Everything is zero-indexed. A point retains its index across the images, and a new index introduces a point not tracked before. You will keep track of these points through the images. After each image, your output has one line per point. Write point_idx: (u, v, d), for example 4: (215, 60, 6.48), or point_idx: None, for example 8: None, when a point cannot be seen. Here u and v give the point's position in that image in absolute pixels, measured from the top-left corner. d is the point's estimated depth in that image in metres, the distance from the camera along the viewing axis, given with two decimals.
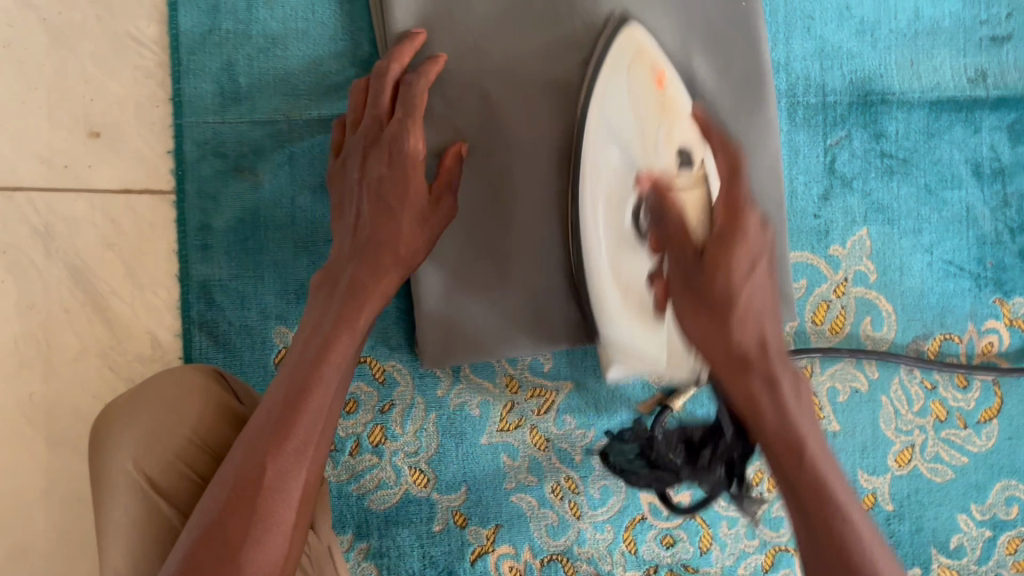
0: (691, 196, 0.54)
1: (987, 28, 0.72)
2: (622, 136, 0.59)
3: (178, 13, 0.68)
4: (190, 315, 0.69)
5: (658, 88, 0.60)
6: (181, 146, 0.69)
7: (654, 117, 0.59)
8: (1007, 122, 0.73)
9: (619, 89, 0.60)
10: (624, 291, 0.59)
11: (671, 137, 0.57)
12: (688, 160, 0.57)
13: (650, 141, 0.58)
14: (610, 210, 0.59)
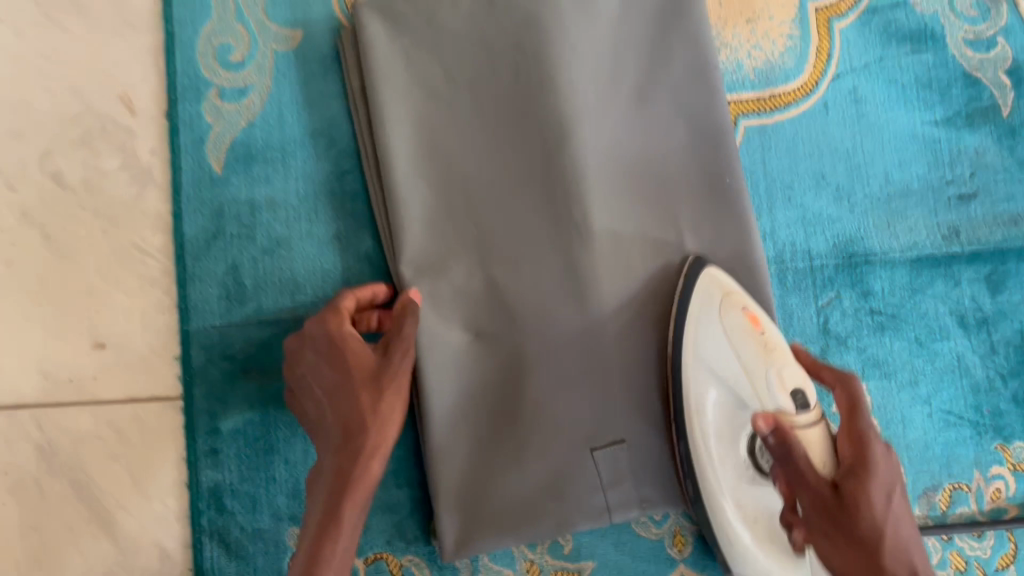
0: (812, 437, 0.58)
1: (953, 187, 0.77)
2: (722, 375, 0.63)
3: (182, 220, 0.70)
4: (200, 523, 0.67)
5: (759, 331, 0.61)
6: (188, 352, 0.68)
7: (759, 364, 0.60)
8: (984, 273, 0.76)
9: (715, 334, 0.63)
10: (751, 526, 0.64)
11: (784, 384, 0.59)
12: (806, 402, 0.59)
13: (761, 395, 0.60)
14: (721, 441, 0.63)
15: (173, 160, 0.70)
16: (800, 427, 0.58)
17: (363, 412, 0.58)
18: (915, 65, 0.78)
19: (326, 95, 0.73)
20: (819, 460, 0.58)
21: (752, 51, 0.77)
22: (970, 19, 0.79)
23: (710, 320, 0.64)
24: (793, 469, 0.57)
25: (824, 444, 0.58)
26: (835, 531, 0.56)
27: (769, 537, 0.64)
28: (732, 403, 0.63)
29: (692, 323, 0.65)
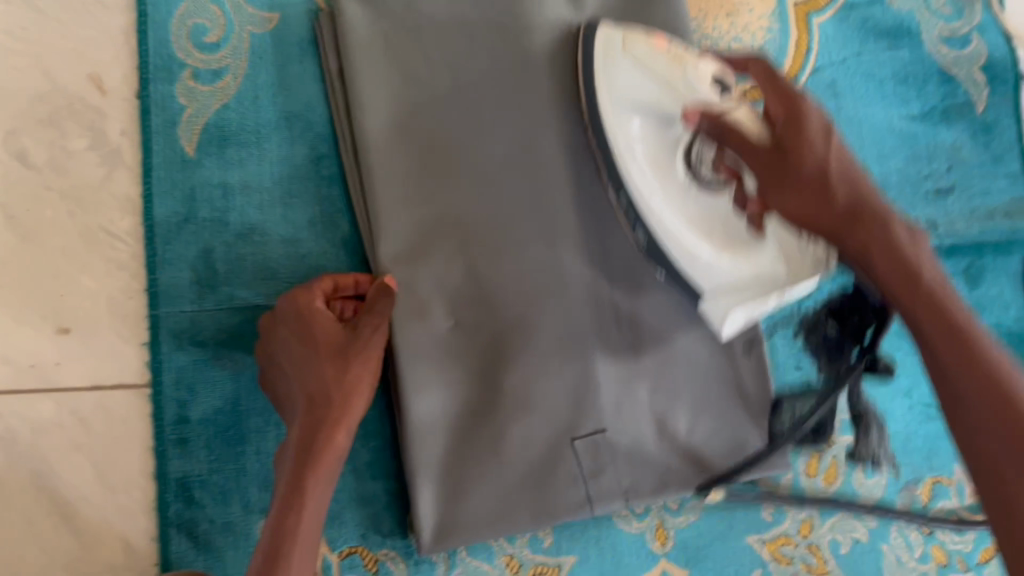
0: (741, 114, 0.59)
1: (930, 182, 0.77)
2: (645, 104, 0.63)
3: (153, 203, 0.68)
4: (167, 516, 0.64)
5: (664, 44, 0.63)
6: (156, 337, 0.66)
7: (676, 72, 0.61)
8: (961, 267, 0.76)
9: (627, 68, 0.63)
10: (708, 238, 0.62)
11: (706, 84, 0.61)
12: (726, 91, 0.61)
13: (681, 92, 0.61)
14: (659, 173, 0.63)
15: (144, 142, 0.68)
16: (728, 113, 0.59)
17: (329, 386, 0.58)
18: (892, 61, 0.79)
19: (304, 79, 0.71)
20: (742, 124, 0.58)
21: (732, 43, 0.77)
22: (944, 17, 0.80)
23: (620, 61, 0.64)
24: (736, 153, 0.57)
25: (758, 123, 0.58)
26: (775, 183, 0.54)
27: (732, 239, 0.62)
28: (653, 129, 0.64)
29: (601, 48, 0.65)
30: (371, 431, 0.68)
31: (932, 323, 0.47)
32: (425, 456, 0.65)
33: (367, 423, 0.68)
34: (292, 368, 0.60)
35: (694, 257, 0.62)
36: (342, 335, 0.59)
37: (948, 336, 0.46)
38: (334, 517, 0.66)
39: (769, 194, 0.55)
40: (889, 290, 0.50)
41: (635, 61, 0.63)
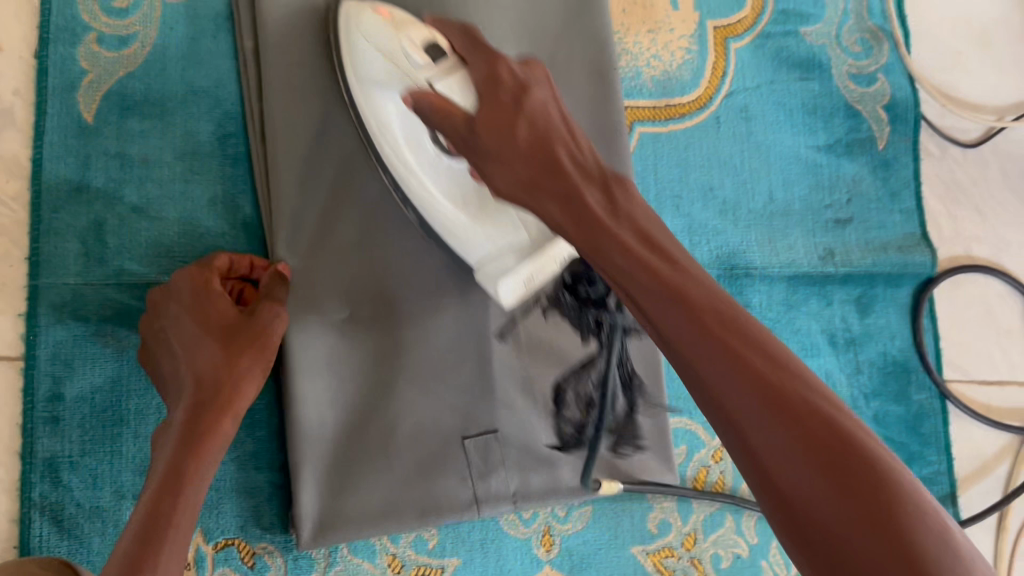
0: (449, 80, 0.54)
1: (830, 211, 0.80)
2: (377, 79, 0.61)
3: (43, 167, 0.64)
4: (30, 497, 0.61)
5: (381, 16, 0.60)
6: (35, 309, 0.63)
7: (392, 39, 0.58)
8: (854, 295, 0.79)
9: (364, 48, 0.61)
10: (458, 208, 0.61)
11: (414, 45, 0.57)
12: (440, 56, 0.56)
13: (400, 61, 0.58)
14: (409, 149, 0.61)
15: (38, 103, 0.65)
16: (424, 76, 0.55)
17: (220, 365, 0.54)
18: (803, 91, 0.81)
19: (216, 54, 0.69)
20: (446, 89, 0.53)
21: (651, 61, 0.78)
22: (854, 54, 0.83)
23: (354, 34, 0.62)
24: (433, 118, 0.53)
25: (454, 68, 0.54)
26: (504, 151, 0.47)
27: (477, 210, 0.60)
28: (406, 119, 0.60)
29: (343, 27, 0.63)
30: (258, 420, 0.66)
31: (714, 361, 0.34)
32: (315, 450, 0.64)
33: (254, 411, 0.66)
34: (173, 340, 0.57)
35: (455, 231, 0.61)
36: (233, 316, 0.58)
37: (685, 325, 0.36)
38: (211, 508, 0.64)
39: (488, 167, 0.48)
40: (587, 223, 0.42)
41: (366, 42, 0.61)
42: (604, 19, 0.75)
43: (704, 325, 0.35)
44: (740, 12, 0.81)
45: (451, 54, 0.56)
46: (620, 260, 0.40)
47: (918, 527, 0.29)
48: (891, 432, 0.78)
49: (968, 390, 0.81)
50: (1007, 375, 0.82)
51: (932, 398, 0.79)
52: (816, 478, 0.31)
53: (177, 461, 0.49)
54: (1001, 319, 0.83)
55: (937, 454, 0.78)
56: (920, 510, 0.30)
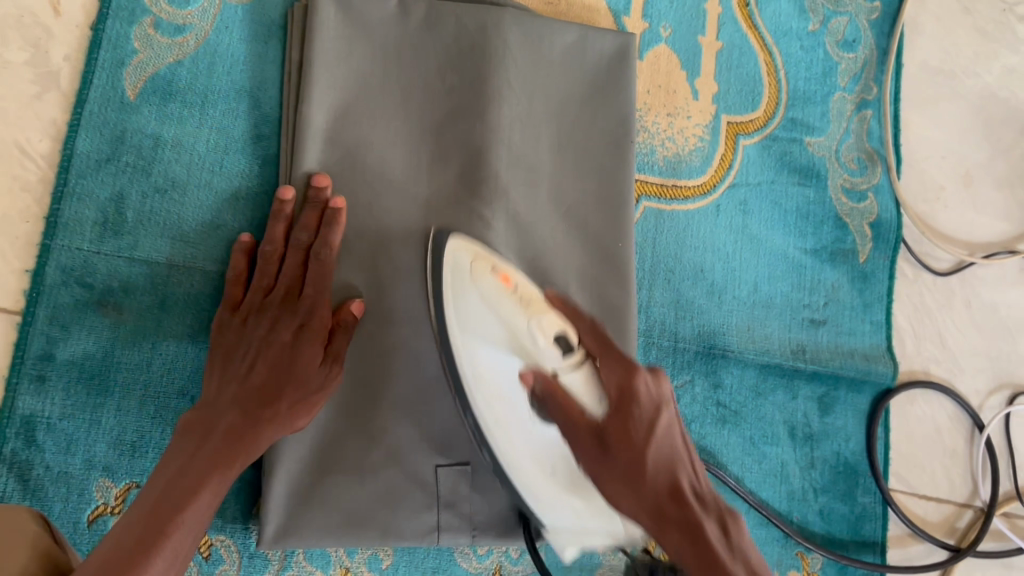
0: (575, 380, 0.54)
1: (808, 310, 0.84)
2: (493, 335, 0.60)
3: (78, 133, 0.66)
4: (1, 451, 0.60)
5: (502, 282, 0.60)
6: (43, 267, 0.63)
7: (522, 320, 0.57)
8: (818, 393, 0.83)
9: (476, 304, 0.61)
10: (553, 476, 0.57)
11: (544, 330, 0.56)
12: (570, 347, 0.55)
13: (529, 348, 0.57)
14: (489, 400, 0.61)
15: (85, 73, 0.67)
16: (553, 368, 0.55)
17: (270, 342, 0.63)
18: (799, 196, 0.86)
19: (265, 59, 0.72)
20: (568, 388, 0.54)
21: (665, 142, 0.83)
22: (850, 170, 0.89)
23: (467, 293, 0.62)
24: (548, 402, 0.54)
25: (592, 386, 0.54)
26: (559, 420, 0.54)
27: (554, 473, 0.57)
28: (499, 361, 0.60)
29: (449, 267, 0.65)
30: None
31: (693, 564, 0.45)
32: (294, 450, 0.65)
33: None
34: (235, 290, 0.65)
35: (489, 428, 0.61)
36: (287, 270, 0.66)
37: (669, 526, 0.47)
38: None
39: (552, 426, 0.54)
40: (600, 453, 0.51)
41: (480, 298, 0.61)
42: (630, 96, 0.79)
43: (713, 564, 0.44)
44: (754, 112, 0.86)
45: (584, 366, 0.55)
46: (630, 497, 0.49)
47: None
48: (833, 527, 0.81)
49: (911, 502, 0.85)
50: (947, 494, 0.86)
51: (875, 502, 0.83)
52: None
53: (236, 428, 0.58)
54: (947, 440, 0.88)
55: (872, 554, 0.82)
56: None
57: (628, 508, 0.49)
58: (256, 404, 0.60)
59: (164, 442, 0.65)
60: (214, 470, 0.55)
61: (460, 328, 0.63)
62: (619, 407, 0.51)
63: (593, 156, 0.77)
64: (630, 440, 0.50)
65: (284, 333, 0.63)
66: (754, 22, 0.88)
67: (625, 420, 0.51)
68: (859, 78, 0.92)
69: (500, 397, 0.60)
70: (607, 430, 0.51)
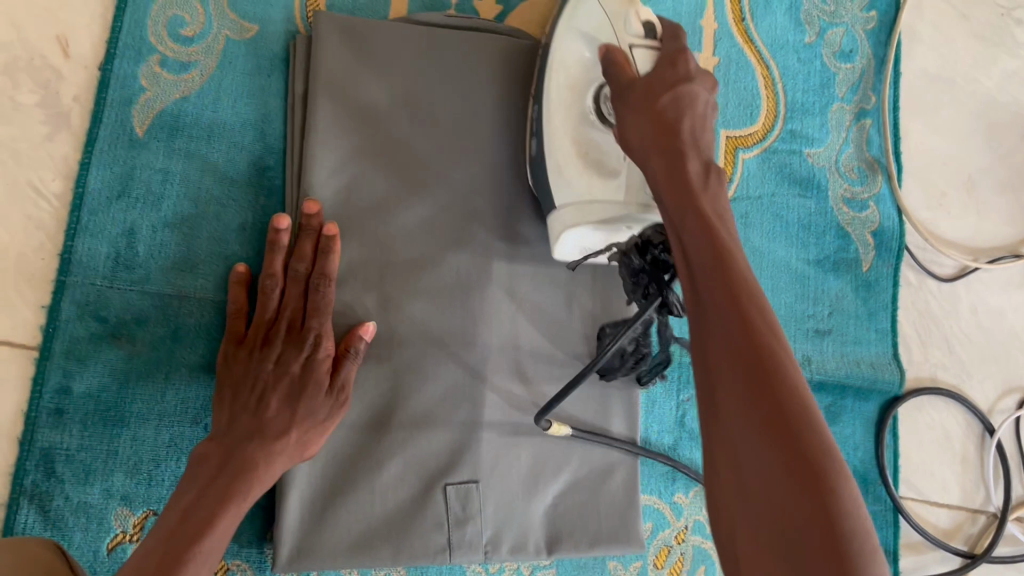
0: (640, 54, 0.57)
1: (812, 321, 0.85)
2: (591, 34, 0.64)
3: (89, 171, 0.68)
4: (22, 484, 0.62)
5: None
6: (58, 304, 0.65)
7: (623, 5, 0.60)
8: (825, 402, 0.84)
9: (593, 2, 0.64)
10: (581, 157, 0.64)
11: (640, 15, 0.59)
12: (654, 31, 0.58)
13: (618, 27, 0.60)
14: (572, 94, 0.65)
15: (94, 112, 0.69)
16: (629, 41, 0.58)
17: (275, 368, 0.63)
18: (800, 207, 0.87)
19: (268, 92, 0.74)
20: (634, 63, 0.57)
21: None
22: (850, 180, 0.89)
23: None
24: (608, 71, 0.59)
25: (651, 54, 0.57)
26: (622, 99, 0.56)
27: (593, 167, 0.63)
28: (591, 57, 0.64)
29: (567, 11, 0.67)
30: None
31: (727, 329, 0.40)
32: (307, 475, 0.67)
33: None
34: (236, 314, 0.66)
35: (560, 168, 0.64)
36: (291, 293, 0.66)
37: (716, 288, 0.42)
38: None
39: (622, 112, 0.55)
40: (679, 186, 0.49)
41: (597, 1, 0.63)
42: None
43: (753, 345, 0.39)
44: (752, 126, 0.87)
45: (651, 40, 0.58)
46: (702, 234, 0.45)
47: (827, 479, 0.34)
48: None
49: (923, 509, 0.85)
50: (958, 500, 0.86)
51: (886, 509, 0.83)
52: (754, 404, 0.37)
53: (246, 462, 0.59)
54: (957, 446, 0.88)
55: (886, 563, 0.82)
56: (853, 506, 0.34)
57: (688, 271, 0.45)
58: (265, 437, 0.60)
59: (180, 469, 0.66)
60: (227, 504, 0.56)
61: (563, 37, 0.67)
62: (675, 62, 0.55)
63: None
64: (653, 78, 0.55)
65: (289, 366, 0.64)
66: (750, 36, 0.89)
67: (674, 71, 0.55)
68: (857, 87, 0.92)
69: (584, 91, 0.64)
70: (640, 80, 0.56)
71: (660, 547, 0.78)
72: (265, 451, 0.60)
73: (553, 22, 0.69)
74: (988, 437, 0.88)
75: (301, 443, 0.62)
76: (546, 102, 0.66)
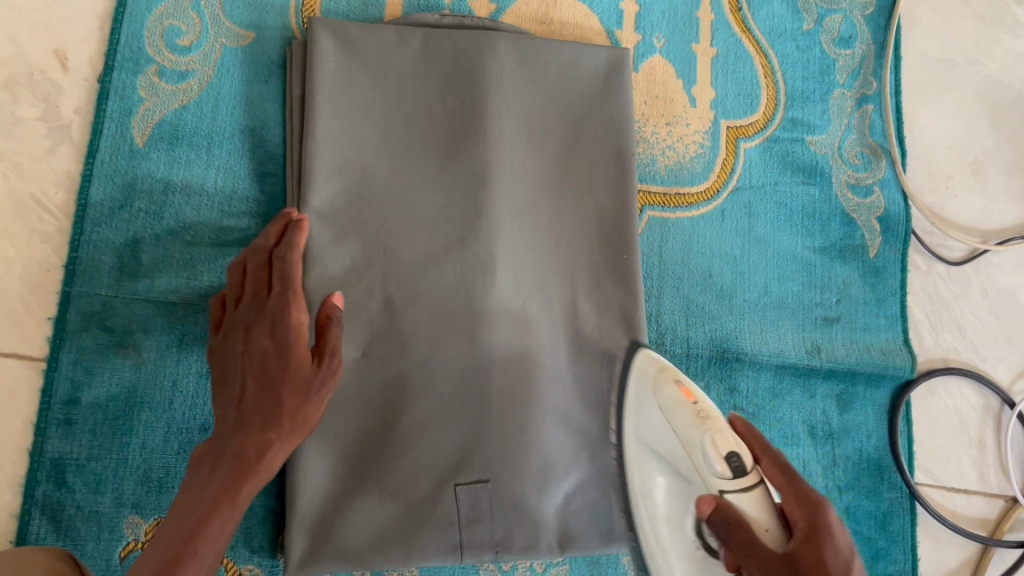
0: (746, 499, 0.55)
1: (821, 309, 0.84)
2: (670, 453, 0.61)
3: (91, 183, 0.68)
4: (33, 495, 0.63)
5: (689, 401, 0.61)
6: (64, 315, 0.66)
7: (694, 432, 0.59)
8: (836, 391, 0.83)
9: (656, 415, 0.63)
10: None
11: (717, 449, 0.57)
12: (740, 466, 0.56)
13: (699, 464, 0.58)
14: (667, 493, 0.62)
15: (95, 124, 0.70)
16: (718, 484, 0.56)
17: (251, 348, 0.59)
18: (804, 195, 0.87)
19: (266, 97, 0.74)
20: (744, 507, 0.54)
21: (666, 150, 0.84)
22: (854, 166, 0.89)
23: (648, 401, 0.65)
24: (719, 522, 0.54)
25: (767, 513, 0.54)
26: (745, 554, 0.51)
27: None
28: (672, 478, 0.62)
29: (636, 403, 0.67)
30: None
31: None
32: (317, 477, 0.67)
33: None
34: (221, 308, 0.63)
35: (663, 543, 0.61)
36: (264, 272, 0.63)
37: None
38: None
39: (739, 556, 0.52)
40: None
41: (661, 409, 0.63)
42: (628, 110, 0.80)
43: None
44: (753, 116, 0.86)
45: (757, 486, 0.55)
46: None
47: None
48: (861, 526, 0.81)
49: (938, 495, 0.84)
50: (975, 485, 0.85)
51: (902, 497, 0.83)
52: None
53: (243, 451, 0.55)
54: (972, 429, 0.87)
55: (904, 552, 0.81)
56: None
57: None
58: (258, 419, 0.56)
59: None
60: (218, 505, 0.53)
61: (647, 439, 0.65)
62: (813, 532, 0.51)
63: (591, 172, 0.78)
64: (821, 565, 0.49)
65: (262, 340, 0.60)
66: (747, 26, 0.88)
67: (819, 550, 0.50)
68: (858, 73, 0.92)
69: (681, 522, 0.59)
70: (795, 552, 0.50)
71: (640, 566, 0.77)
72: (256, 438, 0.56)
73: (632, 400, 0.68)
74: (1009, 411, 0.87)
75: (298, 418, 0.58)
76: (642, 539, 0.63)
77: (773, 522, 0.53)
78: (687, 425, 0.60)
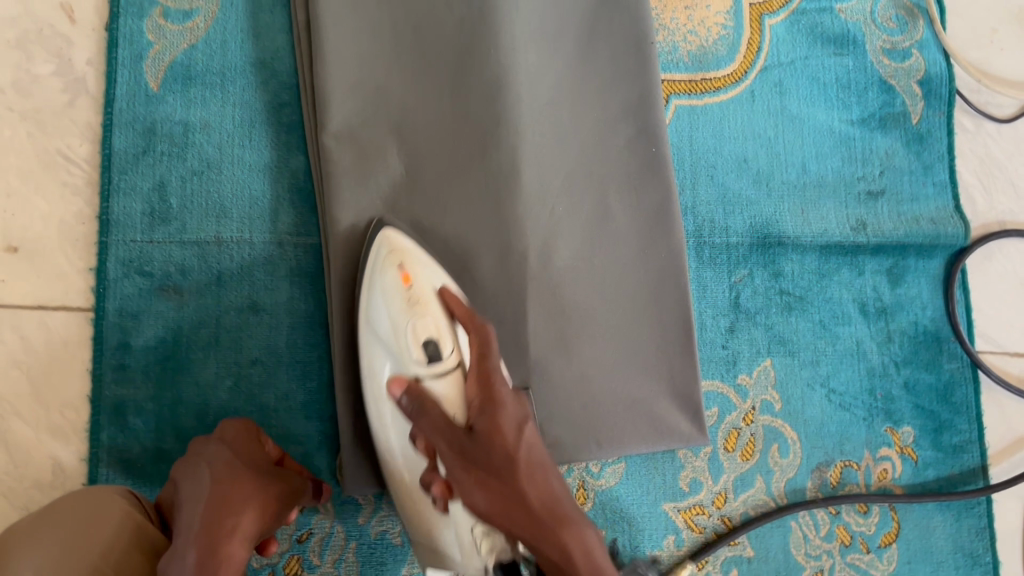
0: (445, 385, 0.59)
1: (863, 183, 0.81)
2: (384, 333, 0.61)
3: (113, 132, 0.69)
4: (99, 437, 0.65)
5: (403, 284, 0.62)
6: (104, 263, 0.67)
7: (403, 317, 0.61)
8: (885, 265, 0.81)
9: (376, 298, 0.62)
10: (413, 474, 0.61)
11: (418, 336, 0.60)
12: (440, 355, 0.60)
13: (403, 348, 0.60)
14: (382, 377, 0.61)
15: (109, 73, 0.70)
16: (416, 368, 0.60)
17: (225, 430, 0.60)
18: (837, 67, 0.83)
19: (272, 27, 0.73)
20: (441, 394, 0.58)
21: (687, 36, 0.80)
22: (888, 30, 0.84)
23: (374, 282, 0.63)
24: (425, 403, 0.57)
25: (458, 390, 0.59)
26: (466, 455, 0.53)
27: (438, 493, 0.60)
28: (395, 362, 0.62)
29: (371, 258, 0.64)
30: (311, 372, 0.69)
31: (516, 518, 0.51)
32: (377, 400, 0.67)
33: (308, 363, 0.69)
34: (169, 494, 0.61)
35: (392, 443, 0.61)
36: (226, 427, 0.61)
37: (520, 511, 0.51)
38: None
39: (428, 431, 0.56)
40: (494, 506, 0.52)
41: (382, 295, 0.62)
42: None
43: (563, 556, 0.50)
44: None
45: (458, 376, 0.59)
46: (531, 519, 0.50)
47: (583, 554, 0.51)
48: (921, 399, 0.79)
49: (1001, 361, 0.82)
50: None
51: (963, 366, 0.80)
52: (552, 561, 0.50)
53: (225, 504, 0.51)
54: None
55: (967, 422, 0.79)
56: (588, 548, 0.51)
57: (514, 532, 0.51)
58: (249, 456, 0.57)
59: (243, 408, 0.68)
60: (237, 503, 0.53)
61: (364, 316, 0.63)
62: (485, 407, 0.55)
63: (612, 65, 0.74)
64: (500, 433, 0.53)
65: (227, 454, 0.56)
66: None
67: (492, 422, 0.54)
68: None
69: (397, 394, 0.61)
70: (476, 427, 0.54)
71: (681, 512, 0.74)
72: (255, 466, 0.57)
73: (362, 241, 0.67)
74: None
75: (265, 485, 0.56)
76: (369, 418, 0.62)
77: (462, 403, 0.58)
78: (390, 302, 0.61)
